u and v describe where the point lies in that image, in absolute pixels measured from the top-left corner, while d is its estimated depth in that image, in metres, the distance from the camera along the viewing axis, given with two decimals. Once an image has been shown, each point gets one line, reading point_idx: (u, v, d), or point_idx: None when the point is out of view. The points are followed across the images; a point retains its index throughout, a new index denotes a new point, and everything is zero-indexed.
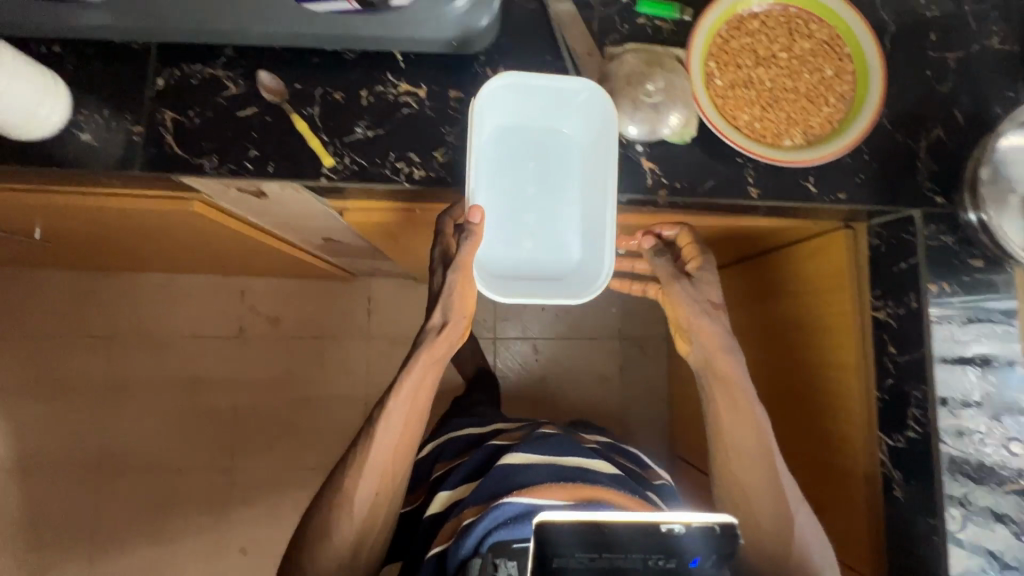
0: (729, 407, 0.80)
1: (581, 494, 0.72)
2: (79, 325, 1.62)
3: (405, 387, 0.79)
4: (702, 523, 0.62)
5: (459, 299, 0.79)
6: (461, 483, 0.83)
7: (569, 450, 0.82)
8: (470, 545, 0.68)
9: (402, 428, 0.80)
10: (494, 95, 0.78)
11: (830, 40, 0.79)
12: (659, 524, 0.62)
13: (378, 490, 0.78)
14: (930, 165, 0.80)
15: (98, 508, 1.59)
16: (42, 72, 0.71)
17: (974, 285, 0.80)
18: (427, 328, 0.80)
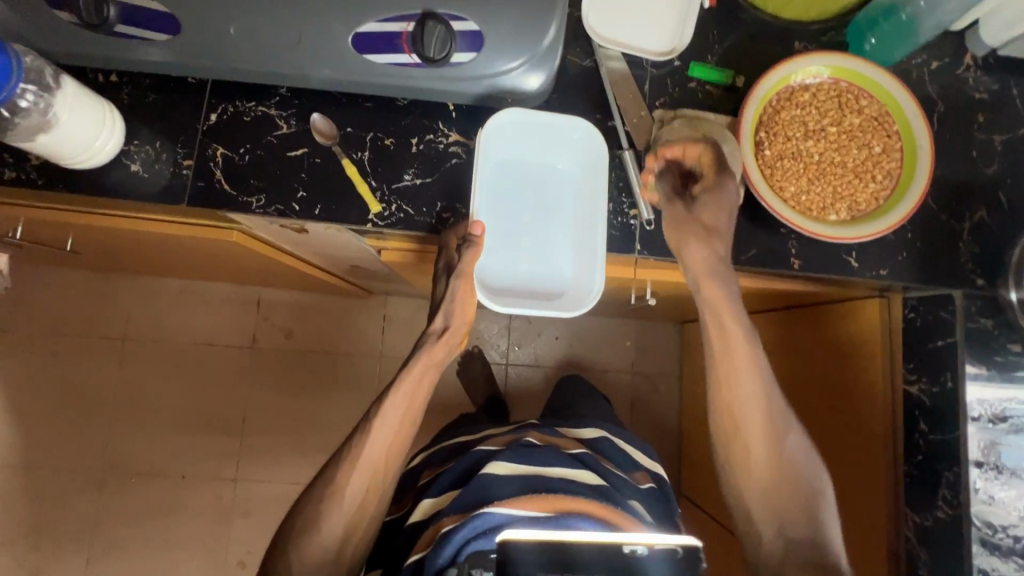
0: (720, 339, 0.70)
1: (555, 505, 0.71)
2: (63, 324, 1.48)
3: (402, 394, 0.73)
4: (671, 552, 0.59)
5: (462, 308, 0.76)
6: (448, 490, 0.80)
7: (553, 461, 0.80)
8: (448, 556, 0.67)
9: (396, 436, 0.73)
10: (496, 128, 0.79)
11: (879, 117, 0.80)
12: (620, 545, 0.56)
13: (369, 487, 0.72)
14: (972, 248, 0.81)
15: (64, 527, 1.42)
16: (100, 104, 0.72)
17: (1011, 368, 0.80)
18: (432, 330, 0.76)
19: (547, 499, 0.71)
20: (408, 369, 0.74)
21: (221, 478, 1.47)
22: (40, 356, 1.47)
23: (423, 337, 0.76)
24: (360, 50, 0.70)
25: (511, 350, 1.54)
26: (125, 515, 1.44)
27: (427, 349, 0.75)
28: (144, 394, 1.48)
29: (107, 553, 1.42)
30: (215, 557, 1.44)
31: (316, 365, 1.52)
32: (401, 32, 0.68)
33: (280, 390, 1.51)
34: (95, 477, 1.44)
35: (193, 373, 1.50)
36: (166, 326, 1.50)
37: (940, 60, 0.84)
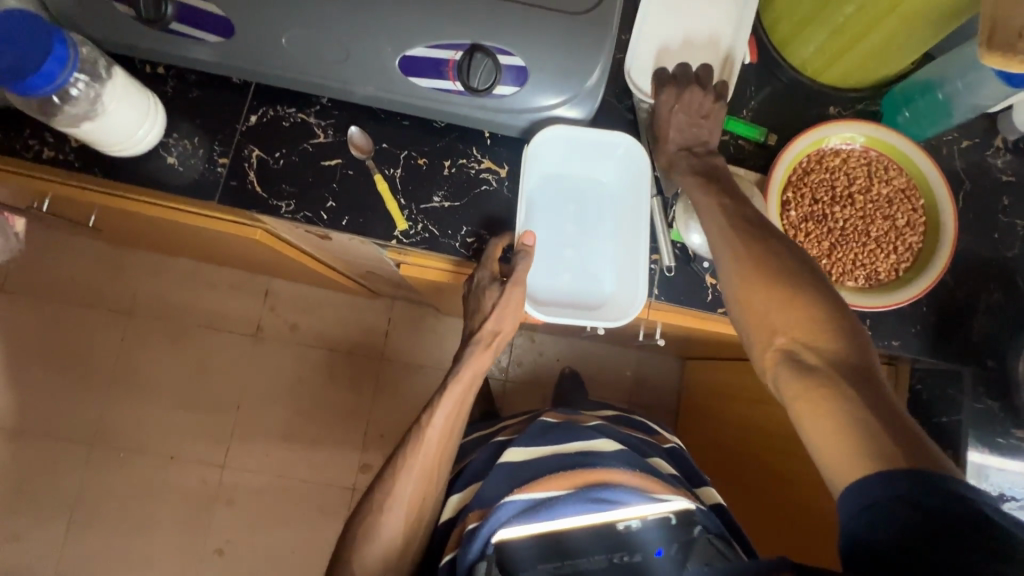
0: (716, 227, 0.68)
1: (580, 481, 0.72)
2: (69, 291, 1.49)
3: (447, 400, 0.75)
4: (658, 514, 0.73)
5: (506, 315, 0.76)
6: (473, 483, 0.80)
7: (573, 435, 0.80)
8: (477, 550, 0.69)
9: (441, 446, 0.75)
10: (541, 147, 0.79)
11: (907, 189, 0.81)
12: (615, 523, 0.73)
13: (424, 495, 0.74)
14: (986, 328, 0.82)
15: (47, 494, 1.42)
16: (147, 96, 0.73)
17: (1013, 453, 0.80)
18: (479, 336, 0.77)
19: (563, 477, 0.73)
20: (455, 376, 0.76)
21: (208, 462, 1.46)
22: (46, 323, 1.48)
23: (465, 345, 0.78)
24: (405, 72, 0.71)
25: (510, 366, 1.52)
26: (109, 491, 1.43)
27: (470, 355, 0.77)
28: (143, 372, 1.49)
29: (86, 527, 1.41)
30: (194, 543, 1.42)
31: (316, 361, 1.53)
32: (448, 60, 0.70)
33: (277, 382, 1.51)
34: (84, 449, 1.44)
35: (194, 356, 1.50)
36: (173, 306, 1.51)
37: (971, 139, 0.85)
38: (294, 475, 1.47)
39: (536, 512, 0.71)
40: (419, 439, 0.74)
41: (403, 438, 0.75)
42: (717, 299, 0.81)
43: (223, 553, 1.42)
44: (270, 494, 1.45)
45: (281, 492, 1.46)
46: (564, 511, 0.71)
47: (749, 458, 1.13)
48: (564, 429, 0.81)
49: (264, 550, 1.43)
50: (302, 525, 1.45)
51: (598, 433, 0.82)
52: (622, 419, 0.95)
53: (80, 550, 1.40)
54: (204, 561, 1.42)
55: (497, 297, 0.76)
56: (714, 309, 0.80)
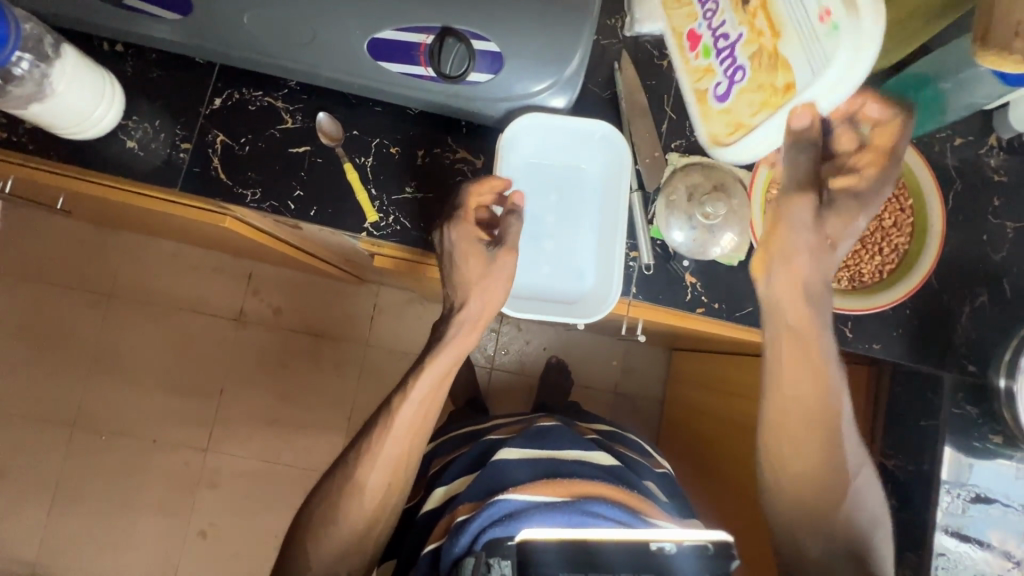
0: (797, 358, 0.65)
1: (577, 491, 0.64)
2: (38, 268, 1.42)
3: (422, 382, 0.71)
4: (695, 540, 0.55)
5: (479, 295, 0.72)
6: (462, 475, 0.74)
7: (570, 443, 0.74)
8: (464, 544, 0.60)
9: (410, 435, 0.70)
10: (518, 134, 0.76)
11: (895, 189, 0.79)
12: (647, 541, 0.55)
13: (390, 482, 0.70)
14: (968, 332, 0.81)
15: (21, 475, 1.38)
16: (101, 76, 0.70)
17: (986, 457, 0.79)
18: (462, 316, 0.72)
19: (566, 485, 0.64)
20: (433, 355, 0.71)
21: (189, 446, 1.43)
22: (18, 302, 1.42)
23: (447, 325, 0.72)
24: (374, 56, 0.67)
25: (496, 354, 1.48)
26: (88, 474, 1.40)
27: (451, 336, 0.72)
28: (121, 353, 1.43)
29: (66, 508, 1.39)
30: (174, 525, 1.40)
31: (299, 348, 1.48)
32: (419, 44, 0.65)
33: (258, 366, 1.47)
34: (63, 431, 1.40)
35: (173, 339, 1.45)
36: (151, 287, 1.45)
37: (965, 137, 0.83)
38: (276, 459, 1.44)
39: (533, 515, 0.59)
40: (387, 424, 0.70)
41: (372, 419, 0.72)
42: (697, 299, 0.78)
43: (206, 536, 1.40)
44: (252, 479, 1.42)
45: (262, 477, 1.43)
46: (576, 518, 0.59)
47: (733, 454, 1.12)
48: (558, 434, 0.75)
49: (246, 534, 1.41)
50: (283, 510, 1.42)
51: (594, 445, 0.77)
52: (616, 434, 0.90)
53: (57, 532, 1.38)
54: (186, 544, 1.40)
55: (481, 269, 0.71)
56: (692, 309, 0.78)
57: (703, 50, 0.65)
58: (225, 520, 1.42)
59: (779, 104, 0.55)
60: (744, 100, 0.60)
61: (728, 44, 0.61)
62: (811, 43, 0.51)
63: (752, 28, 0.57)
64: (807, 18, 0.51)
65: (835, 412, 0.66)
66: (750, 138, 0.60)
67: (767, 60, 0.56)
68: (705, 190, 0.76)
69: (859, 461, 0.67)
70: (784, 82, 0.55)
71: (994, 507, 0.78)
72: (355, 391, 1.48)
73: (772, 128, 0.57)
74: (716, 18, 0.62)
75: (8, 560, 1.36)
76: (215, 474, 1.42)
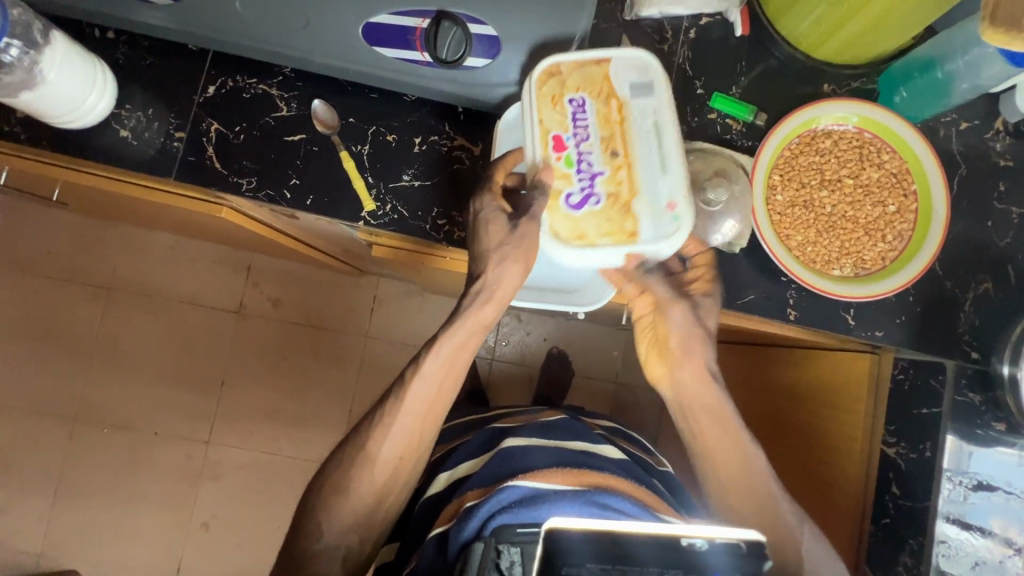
0: (712, 425, 0.74)
1: (588, 481, 0.63)
2: (35, 262, 1.42)
3: (437, 356, 0.70)
4: (727, 538, 0.51)
5: (497, 266, 0.68)
6: (468, 461, 0.74)
7: (577, 435, 0.74)
8: (472, 529, 0.59)
9: (425, 411, 0.70)
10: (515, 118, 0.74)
11: (899, 173, 0.78)
12: (677, 537, 0.51)
13: (401, 456, 0.70)
14: (971, 319, 0.80)
15: (24, 469, 1.39)
16: (93, 64, 0.68)
17: (988, 445, 0.79)
18: (479, 288, 0.69)
19: (577, 474, 0.63)
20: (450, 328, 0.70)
21: (191, 438, 1.43)
22: (18, 295, 1.41)
23: (464, 298, 0.70)
24: (370, 41, 0.66)
25: (497, 345, 1.48)
26: (92, 466, 1.40)
27: (466, 311, 0.70)
28: (121, 346, 1.43)
29: (70, 500, 1.39)
30: (178, 516, 1.41)
31: (300, 340, 1.48)
32: (414, 28, 0.65)
33: (258, 358, 1.46)
34: (66, 423, 1.40)
35: (174, 331, 1.45)
36: (151, 280, 1.45)
37: (970, 121, 0.81)
38: (279, 451, 1.44)
39: (543, 503, 0.59)
40: (400, 398, 0.69)
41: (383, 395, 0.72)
42: None
43: (210, 527, 1.41)
44: (254, 471, 1.43)
45: (264, 469, 1.43)
46: (587, 508, 0.59)
47: None
48: (566, 427, 0.75)
49: (249, 525, 1.41)
50: (286, 501, 1.43)
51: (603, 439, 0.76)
52: (618, 430, 0.90)
53: (61, 524, 1.39)
54: (190, 535, 1.41)
55: (502, 237, 0.66)
56: None
57: (565, 158, 0.65)
58: (228, 511, 1.42)
59: (624, 242, 0.65)
60: (592, 221, 0.65)
61: (591, 171, 0.65)
62: (658, 216, 0.64)
63: (614, 173, 0.65)
64: (661, 198, 0.64)
65: (759, 476, 0.73)
66: (589, 253, 0.65)
67: (620, 207, 0.65)
68: (708, 176, 0.73)
69: (801, 518, 0.72)
70: (631, 229, 0.65)
71: (996, 494, 0.78)
72: (356, 383, 1.48)
73: (604, 254, 0.65)
74: (584, 142, 0.66)
75: (13, 551, 1.37)
76: (217, 465, 1.43)
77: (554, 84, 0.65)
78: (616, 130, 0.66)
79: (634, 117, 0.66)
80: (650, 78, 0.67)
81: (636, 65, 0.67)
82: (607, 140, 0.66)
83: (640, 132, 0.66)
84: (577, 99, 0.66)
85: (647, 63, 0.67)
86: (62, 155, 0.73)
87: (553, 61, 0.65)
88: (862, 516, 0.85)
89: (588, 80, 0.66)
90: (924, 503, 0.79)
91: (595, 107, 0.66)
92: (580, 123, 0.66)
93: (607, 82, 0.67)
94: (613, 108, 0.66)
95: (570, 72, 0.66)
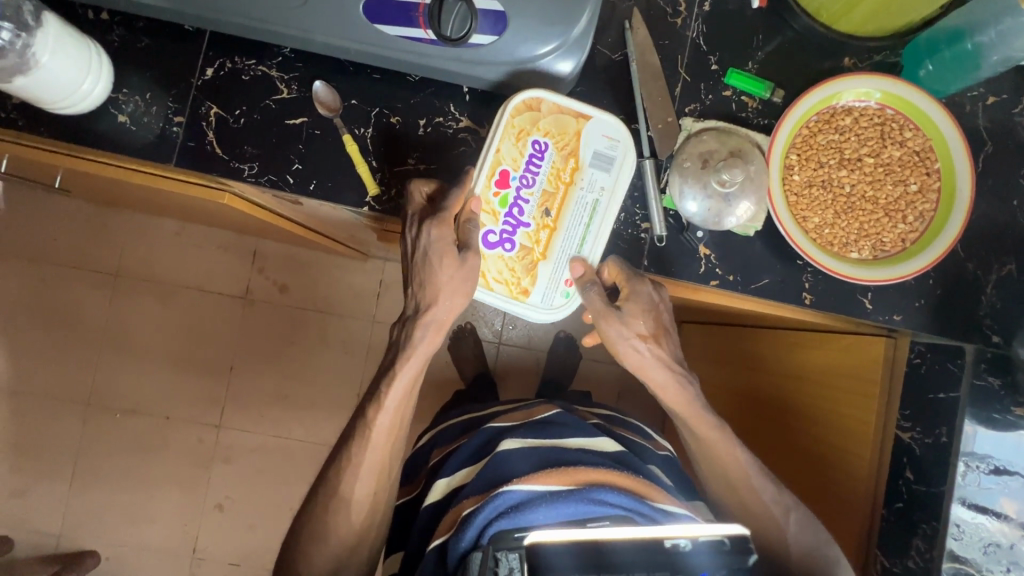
0: (704, 447, 0.75)
1: (582, 478, 0.62)
2: (40, 249, 1.41)
3: (395, 389, 0.70)
4: (711, 535, 0.55)
5: (448, 298, 0.69)
6: (465, 467, 0.71)
7: (572, 431, 0.72)
8: (470, 538, 0.59)
9: (387, 443, 0.71)
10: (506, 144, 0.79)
11: (922, 152, 0.75)
12: (661, 540, 0.54)
13: (376, 488, 0.71)
14: (992, 302, 0.79)
15: (39, 453, 1.41)
16: (86, 46, 0.66)
17: (1006, 429, 0.78)
18: (427, 318, 0.70)
19: (571, 472, 0.62)
20: (402, 359, 0.70)
21: (203, 423, 1.44)
22: (26, 281, 1.41)
23: (413, 329, 0.70)
24: (371, 19, 0.64)
25: (504, 329, 1.46)
26: (106, 451, 1.42)
27: (417, 340, 0.70)
28: (131, 332, 1.43)
29: (87, 483, 1.42)
30: (192, 499, 1.43)
31: (307, 325, 1.47)
32: (417, 4, 0.61)
33: (266, 343, 1.46)
34: (79, 408, 1.42)
35: (182, 317, 1.45)
36: (157, 266, 1.44)
37: (998, 95, 0.78)
38: (289, 435, 1.45)
39: (537, 508, 0.59)
40: (364, 435, 0.70)
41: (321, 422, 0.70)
42: (710, 272, 0.76)
43: (224, 509, 1.43)
44: (264, 454, 1.44)
45: (275, 452, 1.45)
46: (580, 507, 0.59)
47: (744, 429, 1.10)
48: (562, 423, 0.74)
49: (261, 507, 1.43)
50: (297, 484, 1.44)
51: (598, 431, 0.75)
52: (616, 419, 0.87)
53: (79, 507, 1.41)
54: (204, 516, 1.43)
55: (454, 271, 0.68)
56: (706, 281, 0.76)
57: (502, 196, 0.70)
58: (242, 494, 1.44)
59: (513, 294, 0.72)
60: (498, 263, 0.71)
61: (519, 220, 0.71)
62: (553, 286, 0.72)
63: (538, 230, 0.71)
64: (562, 271, 0.72)
65: (765, 490, 0.73)
66: (485, 293, 0.71)
67: (525, 263, 0.71)
68: (721, 156, 0.71)
69: (787, 506, 0.73)
70: (526, 286, 0.72)
71: (1013, 480, 0.77)
72: (364, 367, 1.48)
73: (495, 298, 0.72)
74: (527, 189, 0.70)
75: (33, 533, 1.40)
76: (227, 449, 1.44)
77: (528, 118, 0.69)
78: (561, 189, 0.71)
79: (582, 185, 0.71)
80: (612, 153, 0.71)
81: (608, 135, 0.71)
82: (548, 196, 0.71)
83: (579, 202, 0.71)
84: (541, 143, 0.70)
85: (617, 137, 0.71)
86: (60, 143, 0.72)
87: (537, 96, 0.69)
88: (874, 499, 0.85)
89: (559, 129, 0.70)
90: (941, 488, 0.79)
91: (553, 159, 0.71)
92: (532, 167, 0.70)
93: (576, 140, 0.71)
94: (568, 167, 0.71)
95: (547, 113, 0.70)
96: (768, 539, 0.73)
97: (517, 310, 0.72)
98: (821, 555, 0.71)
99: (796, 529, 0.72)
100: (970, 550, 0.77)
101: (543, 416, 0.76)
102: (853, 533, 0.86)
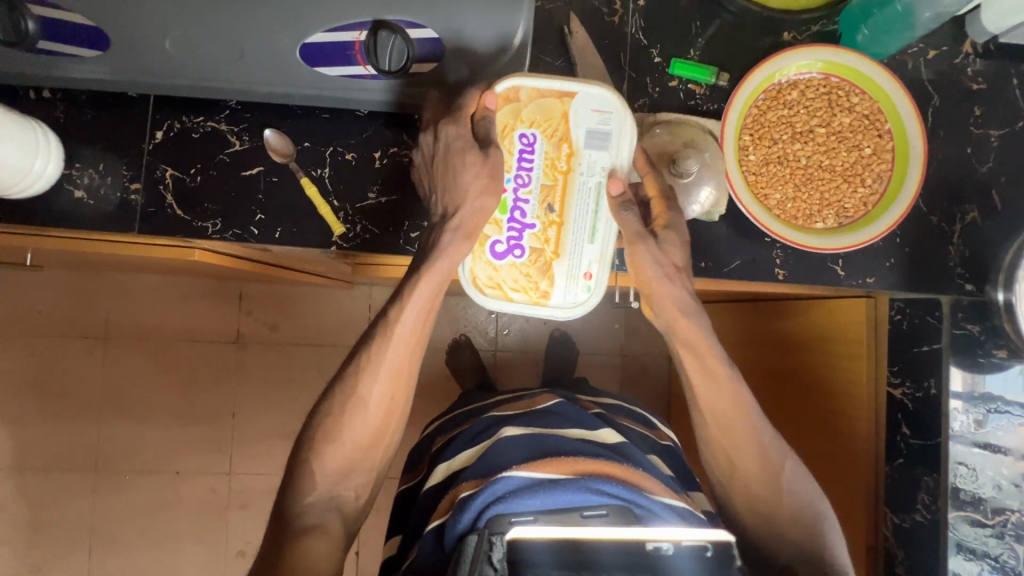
0: (724, 433, 0.68)
1: (584, 468, 0.62)
2: (24, 324, 1.40)
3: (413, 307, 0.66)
4: (694, 540, 0.55)
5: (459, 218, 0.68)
6: (463, 450, 0.72)
7: (576, 422, 0.73)
8: (468, 521, 0.58)
9: (395, 384, 0.69)
10: None
11: (871, 114, 0.76)
12: (643, 542, 0.55)
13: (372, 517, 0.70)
14: (961, 251, 0.80)
15: (53, 526, 1.40)
16: (30, 127, 0.66)
17: (993, 371, 0.80)
18: (456, 223, 0.66)
19: (569, 462, 0.63)
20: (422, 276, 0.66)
21: (213, 473, 1.44)
22: (14, 358, 1.40)
23: (441, 234, 0.66)
24: (309, 63, 0.64)
25: (499, 335, 1.47)
26: (120, 514, 1.42)
27: (445, 244, 0.65)
28: (127, 394, 1.43)
29: (106, 549, 1.41)
30: (214, 548, 1.43)
31: (303, 361, 1.47)
32: (352, 43, 0.61)
33: (263, 384, 1.46)
34: (86, 477, 1.41)
35: (175, 371, 1.44)
36: (144, 324, 1.44)
37: (938, 48, 0.79)
38: None
39: (537, 492, 0.59)
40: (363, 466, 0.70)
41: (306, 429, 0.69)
42: None
43: (247, 555, 1.43)
44: None
45: None
46: (576, 496, 0.59)
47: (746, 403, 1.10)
48: (561, 412, 0.75)
49: None
50: None
51: (601, 422, 0.76)
52: (620, 408, 0.88)
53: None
54: (228, 565, 1.43)
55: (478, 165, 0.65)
56: None
57: (501, 202, 0.70)
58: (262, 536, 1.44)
59: (534, 299, 0.72)
60: (511, 272, 0.71)
61: (523, 221, 0.70)
62: (572, 283, 0.72)
63: (544, 228, 0.70)
64: (579, 266, 0.71)
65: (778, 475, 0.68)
66: (503, 303, 0.72)
67: (539, 265, 0.71)
68: (675, 148, 0.72)
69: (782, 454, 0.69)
70: (545, 289, 0.72)
71: (1002, 419, 0.80)
72: None
73: (517, 307, 0.72)
74: (524, 188, 0.70)
75: None
76: (240, 495, 1.44)
77: (509, 111, 0.69)
78: (559, 180, 0.70)
79: (581, 170, 0.70)
80: (604, 126, 0.69)
81: (597, 109, 0.69)
82: (547, 189, 0.70)
83: (582, 187, 0.70)
84: (528, 135, 0.69)
85: (607, 108, 0.69)
86: (19, 225, 0.72)
87: (515, 86, 0.68)
88: (876, 457, 0.86)
89: (544, 115, 0.69)
90: (939, 440, 0.79)
91: (544, 148, 0.70)
92: (525, 164, 0.70)
93: (565, 122, 0.70)
94: (562, 154, 0.70)
95: (527, 101, 0.69)
96: (764, 502, 0.68)
97: (542, 315, 0.72)
98: (813, 513, 0.67)
99: (794, 481, 0.68)
100: (970, 492, 0.80)
101: (546, 404, 0.77)
102: (862, 494, 0.87)
